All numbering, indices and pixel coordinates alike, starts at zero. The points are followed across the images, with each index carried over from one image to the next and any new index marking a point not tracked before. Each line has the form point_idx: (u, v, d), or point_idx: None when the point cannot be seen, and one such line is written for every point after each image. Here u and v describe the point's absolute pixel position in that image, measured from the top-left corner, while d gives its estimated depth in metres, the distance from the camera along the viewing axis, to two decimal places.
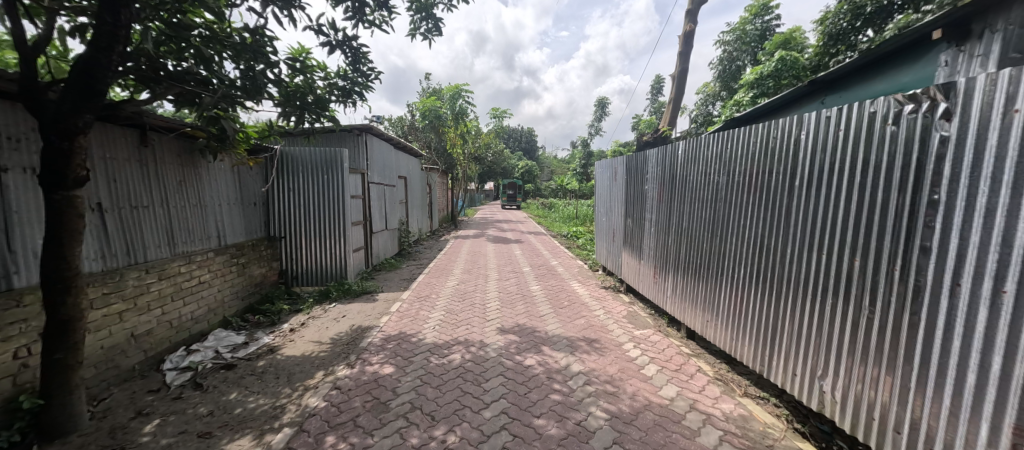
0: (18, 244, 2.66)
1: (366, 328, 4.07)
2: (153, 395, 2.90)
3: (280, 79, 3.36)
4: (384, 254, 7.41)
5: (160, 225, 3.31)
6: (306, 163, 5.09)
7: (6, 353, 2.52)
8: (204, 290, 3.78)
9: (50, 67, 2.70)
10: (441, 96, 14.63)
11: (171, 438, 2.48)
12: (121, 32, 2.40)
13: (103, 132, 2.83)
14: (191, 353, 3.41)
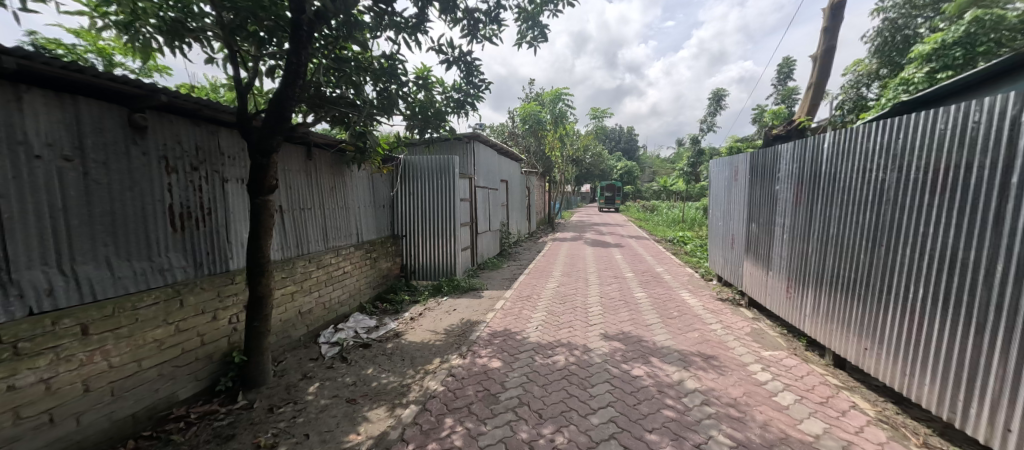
0: (234, 237, 3.53)
1: (474, 323, 4.36)
2: (313, 362, 3.55)
3: (408, 97, 3.79)
4: (487, 255, 7.85)
5: (319, 224, 4.05)
6: (425, 170, 5.69)
7: (225, 318, 3.37)
8: (348, 278, 4.49)
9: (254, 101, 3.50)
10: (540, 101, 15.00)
11: (327, 400, 3.01)
12: (300, 69, 2.98)
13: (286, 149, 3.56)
14: (338, 331, 4.09)
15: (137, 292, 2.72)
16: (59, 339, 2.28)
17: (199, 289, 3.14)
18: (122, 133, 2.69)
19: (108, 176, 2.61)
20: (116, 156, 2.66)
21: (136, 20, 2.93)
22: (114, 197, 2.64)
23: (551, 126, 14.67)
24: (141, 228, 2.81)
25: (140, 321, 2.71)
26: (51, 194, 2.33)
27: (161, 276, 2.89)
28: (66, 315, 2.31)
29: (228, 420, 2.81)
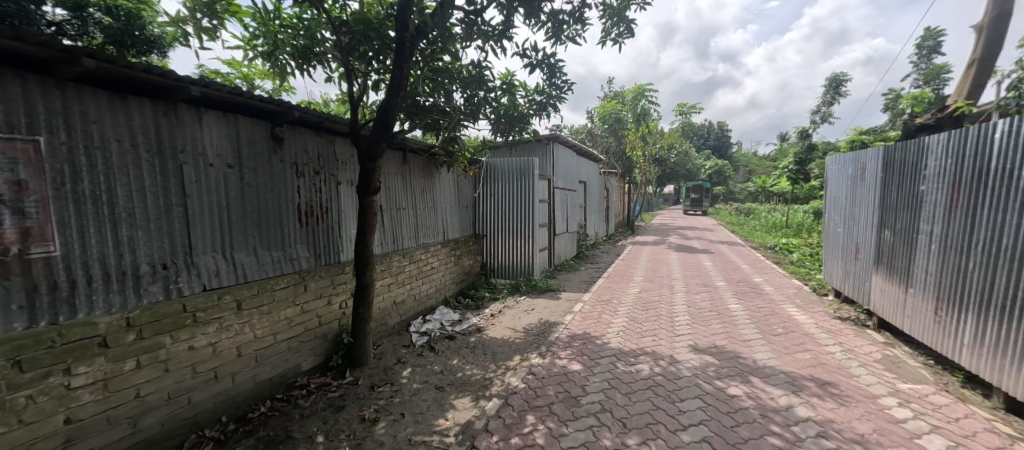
0: (345, 232, 4.03)
1: (553, 323, 4.38)
2: (406, 349, 3.88)
3: (494, 101, 3.95)
4: (564, 256, 7.82)
5: (412, 222, 4.43)
6: (505, 171, 5.88)
7: (337, 303, 3.86)
8: (435, 273, 4.83)
9: (363, 113, 3.93)
10: (622, 98, 14.49)
11: (419, 385, 3.28)
12: (402, 81, 3.27)
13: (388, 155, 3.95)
14: (427, 322, 4.42)
15: (275, 277, 3.27)
16: (221, 312, 2.86)
17: (318, 277, 3.65)
18: (267, 144, 3.25)
19: (257, 180, 3.17)
20: (263, 163, 3.21)
21: (276, 50, 3.50)
22: (261, 198, 3.20)
23: (632, 125, 14.09)
24: (279, 223, 3.35)
25: (276, 301, 3.25)
26: (219, 195, 2.92)
27: (292, 264, 3.42)
28: (226, 293, 2.89)
29: (338, 392, 3.22)
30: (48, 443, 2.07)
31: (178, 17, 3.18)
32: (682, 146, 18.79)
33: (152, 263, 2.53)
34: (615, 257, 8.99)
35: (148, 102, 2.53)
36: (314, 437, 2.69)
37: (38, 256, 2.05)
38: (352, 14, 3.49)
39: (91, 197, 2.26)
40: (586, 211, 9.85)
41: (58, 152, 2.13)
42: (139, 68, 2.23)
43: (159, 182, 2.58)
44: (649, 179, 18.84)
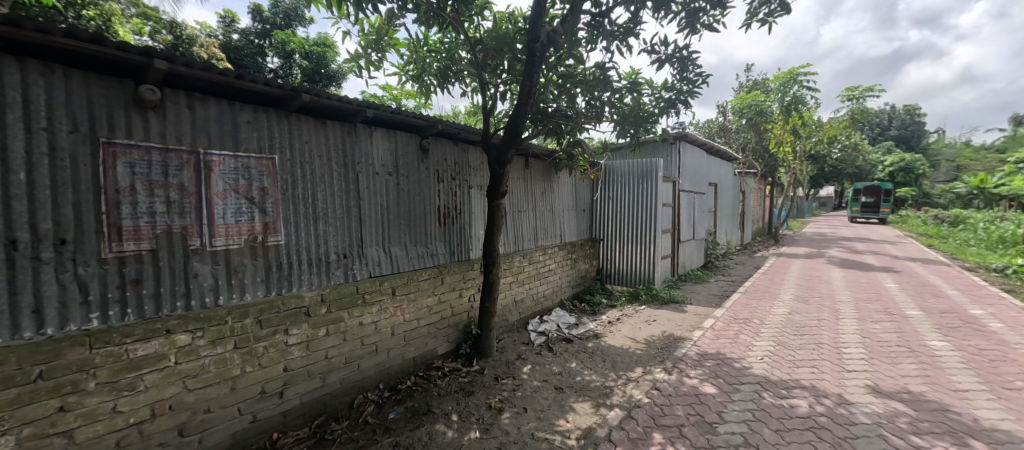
0: (475, 231, 4.41)
1: (679, 338, 4.07)
2: (525, 346, 4.05)
3: (618, 102, 3.89)
4: (688, 266, 7.18)
5: (532, 225, 4.61)
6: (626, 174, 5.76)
7: (467, 296, 4.25)
8: (552, 275, 4.94)
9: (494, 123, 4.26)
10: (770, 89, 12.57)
11: (538, 383, 3.39)
12: (530, 90, 3.43)
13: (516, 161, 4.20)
14: (544, 322, 4.55)
15: (420, 269, 3.77)
16: (381, 296, 3.42)
17: (452, 271, 4.08)
18: (417, 154, 3.77)
19: (408, 185, 3.70)
20: (413, 171, 3.74)
21: (424, 73, 4.08)
22: (411, 200, 3.72)
23: (779, 117, 11.97)
24: (423, 223, 3.84)
25: (420, 290, 3.74)
26: (382, 199, 3.50)
27: (432, 258, 3.90)
28: (385, 280, 3.45)
29: (467, 378, 3.54)
30: (275, 383, 2.80)
31: (356, 54, 3.95)
32: (846, 138, 15.25)
33: (337, 253, 3.18)
34: (752, 271, 7.82)
35: (338, 124, 3.20)
36: (449, 414, 3.01)
37: (272, 243, 2.83)
38: (486, 32, 3.81)
39: (302, 200, 2.99)
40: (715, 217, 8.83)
41: (284, 166, 2.89)
42: (333, 97, 2.85)
43: (344, 188, 3.23)
44: (798, 179, 15.90)
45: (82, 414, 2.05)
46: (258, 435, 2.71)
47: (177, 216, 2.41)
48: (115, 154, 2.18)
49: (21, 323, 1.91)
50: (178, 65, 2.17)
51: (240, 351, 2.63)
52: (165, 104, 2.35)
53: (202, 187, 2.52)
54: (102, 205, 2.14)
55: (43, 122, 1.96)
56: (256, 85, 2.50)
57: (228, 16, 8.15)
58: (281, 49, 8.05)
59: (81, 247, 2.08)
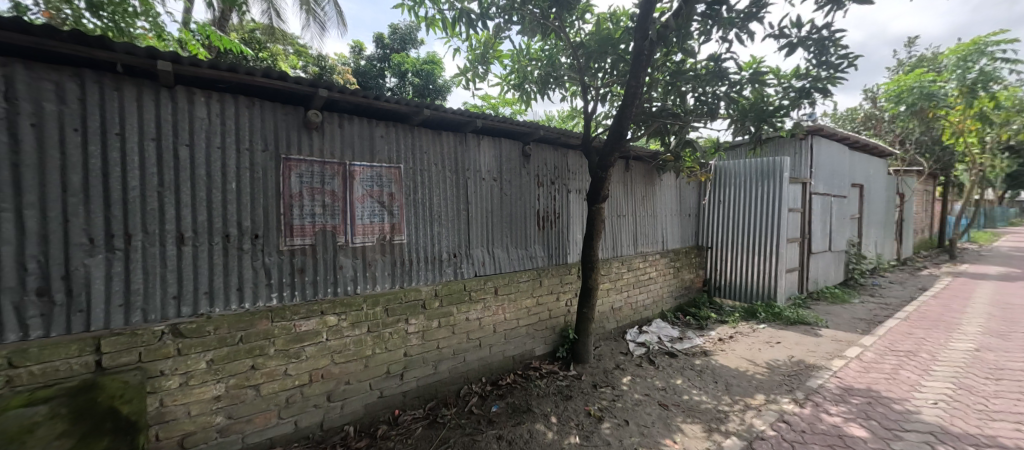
0: (572, 236, 4.41)
1: (812, 367, 3.54)
2: (623, 356, 3.91)
3: (735, 96, 3.65)
4: (822, 282, 6.35)
5: (632, 230, 4.44)
6: (741, 175, 5.63)
7: (564, 300, 4.27)
8: (653, 284, 4.70)
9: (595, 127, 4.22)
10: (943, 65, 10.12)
11: (640, 397, 3.23)
12: (638, 90, 3.33)
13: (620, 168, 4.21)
14: (643, 332, 4.35)
15: (519, 271, 3.90)
16: (485, 294, 3.63)
17: (551, 274, 4.13)
18: (519, 160, 3.93)
19: (511, 190, 3.87)
20: (516, 176, 3.90)
21: (525, 81, 4.24)
22: (512, 204, 3.88)
23: (956, 100, 9.49)
24: (523, 225, 3.96)
25: (520, 291, 3.87)
26: (488, 202, 3.72)
27: (531, 261, 4.01)
28: (489, 279, 3.66)
29: (565, 382, 3.54)
30: (397, 366, 3.16)
31: (464, 69, 4.26)
32: None
33: (448, 252, 3.47)
34: (914, 293, 6.30)
35: (451, 136, 3.51)
36: (548, 416, 3.05)
37: (397, 242, 3.21)
38: (587, 35, 3.79)
39: (421, 204, 3.33)
40: (856, 224, 7.37)
41: (408, 173, 3.27)
42: (450, 111, 3.14)
43: (456, 193, 3.52)
44: (985, 178, 12.35)
45: (265, 373, 2.61)
46: (384, 410, 3.10)
47: (330, 217, 2.91)
48: (290, 166, 2.75)
49: (230, 297, 2.54)
50: (334, 91, 2.62)
51: (372, 335, 3.04)
52: (324, 125, 2.87)
53: (347, 192, 2.99)
54: (281, 208, 2.71)
55: (246, 145, 2.59)
56: (390, 103, 2.88)
57: (357, 46, 9.59)
58: (396, 70, 9.15)
59: (267, 240, 2.67)
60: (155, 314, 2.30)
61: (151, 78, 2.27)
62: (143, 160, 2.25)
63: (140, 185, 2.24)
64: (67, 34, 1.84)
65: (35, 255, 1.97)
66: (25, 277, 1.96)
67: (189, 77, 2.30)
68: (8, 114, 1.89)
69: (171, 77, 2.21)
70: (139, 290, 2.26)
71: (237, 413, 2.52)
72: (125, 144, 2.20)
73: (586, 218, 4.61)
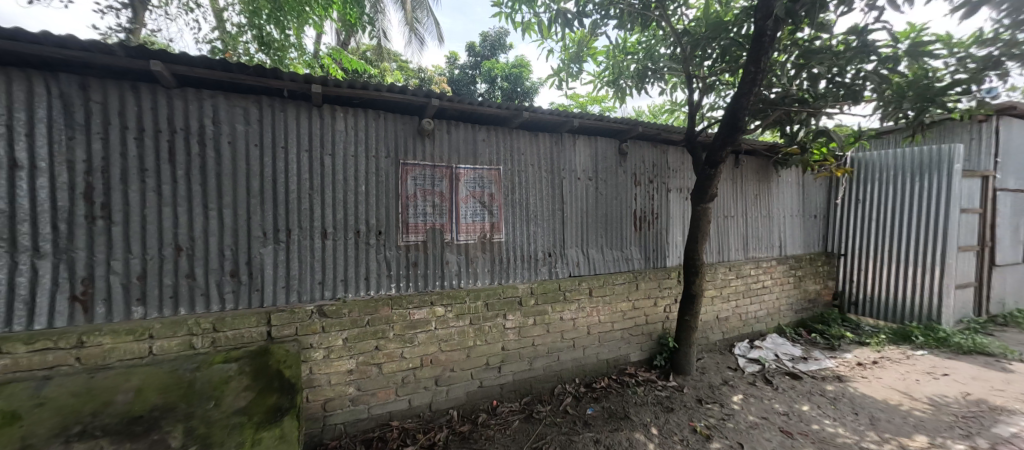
0: (672, 238, 4.16)
1: (999, 410, 2.82)
2: (732, 372, 3.64)
3: (887, 74, 3.07)
4: (1011, 303, 5.21)
5: (740, 233, 4.19)
6: (893, 168, 5.22)
7: (662, 306, 4.04)
8: (766, 293, 4.44)
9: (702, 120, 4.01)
10: None
11: (757, 419, 2.91)
12: (759, 75, 2.99)
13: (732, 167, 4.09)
14: (755, 348, 4.05)
15: (614, 273, 3.79)
16: (579, 295, 3.60)
17: (648, 278, 3.94)
18: (615, 159, 3.84)
19: (606, 189, 3.79)
20: (612, 175, 3.81)
21: (620, 77, 4.08)
22: (608, 204, 3.79)
23: None
24: (618, 225, 3.85)
25: (615, 293, 3.76)
26: (583, 202, 3.69)
27: (627, 263, 3.88)
28: (584, 280, 3.62)
29: (665, 393, 3.34)
30: (495, 359, 3.31)
31: (558, 69, 4.26)
32: None
33: (543, 251, 3.52)
34: None
35: (547, 137, 3.56)
36: (649, 426, 2.91)
37: (495, 240, 3.35)
38: (692, 22, 3.56)
39: (518, 204, 3.43)
40: None
41: (508, 175, 3.40)
42: (547, 112, 3.18)
43: (552, 192, 3.57)
44: None
45: (385, 354, 2.95)
46: (484, 399, 3.27)
47: (439, 216, 3.17)
48: (407, 170, 3.06)
49: (360, 285, 2.91)
50: (444, 100, 2.86)
51: (474, 327, 3.23)
52: (435, 131, 3.14)
53: (453, 192, 3.21)
54: (399, 207, 3.03)
55: (373, 153, 2.96)
56: (495, 108, 3.04)
57: (451, 57, 10.32)
58: (487, 75, 9.64)
59: (388, 237, 3.00)
60: (305, 295, 2.76)
61: (306, 99, 2.74)
62: (299, 168, 2.73)
63: (297, 190, 2.73)
64: (249, 69, 2.33)
65: (230, 245, 2.56)
66: (224, 262, 2.54)
67: (332, 96, 2.72)
68: (216, 138, 2.50)
69: (320, 97, 2.63)
70: (295, 275, 2.73)
71: (365, 386, 2.88)
72: (288, 155, 2.70)
73: (688, 218, 4.30)
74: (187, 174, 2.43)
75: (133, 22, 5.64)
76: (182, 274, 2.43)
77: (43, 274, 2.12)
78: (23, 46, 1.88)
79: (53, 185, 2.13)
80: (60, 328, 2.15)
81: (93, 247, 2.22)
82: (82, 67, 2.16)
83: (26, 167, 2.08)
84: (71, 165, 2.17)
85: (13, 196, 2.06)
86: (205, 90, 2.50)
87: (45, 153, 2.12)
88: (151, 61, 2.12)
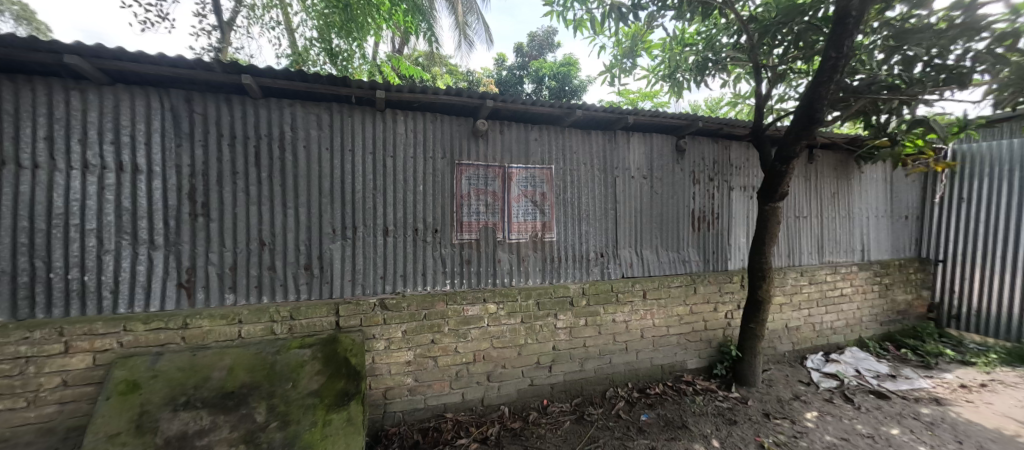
0: (734, 240, 3.91)
1: None
2: (805, 386, 3.36)
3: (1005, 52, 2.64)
4: None
5: (814, 234, 3.94)
6: (1007, 161, 4.69)
7: (723, 311, 3.81)
8: (845, 303, 4.08)
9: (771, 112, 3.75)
10: None
11: (835, 439, 2.64)
12: (841, 62, 2.70)
13: (805, 165, 3.89)
14: (831, 362, 3.71)
15: (670, 275, 3.64)
16: (633, 297, 3.50)
17: (708, 281, 3.74)
18: (672, 156, 3.69)
19: (662, 188, 3.65)
20: (668, 173, 3.67)
21: (676, 71, 3.89)
22: (664, 204, 3.65)
23: None
24: (674, 226, 3.69)
25: (671, 296, 3.61)
26: (637, 201, 3.58)
27: (684, 265, 3.71)
28: (637, 282, 3.51)
29: (727, 404, 3.15)
30: (546, 358, 3.31)
31: (610, 65, 4.17)
32: None
33: (596, 252, 3.47)
34: None
35: (602, 135, 3.50)
36: (709, 437, 2.75)
37: (547, 239, 3.35)
38: (760, 8, 3.30)
39: (570, 203, 3.41)
40: None
41: (560, 174, 3.38)
42: (601, 109, 3.12)
43: (605, 192, 3.50)
44: None
45: (440, 347, 3.05)
46: (534, 398, 3.28)
47: (492, 215, 3.22)
48: (462, 170, 3.15)
49: (417, 280, 3.04)
50: (499, 101, 2.90)
51: (525, 325, 3.25)
52: (489, 132, 3.21)
53: (506, 191, 3.25)
54: (454, 206, 3.13)
55: (430, 154, 3.08)
56: (551, 108, 3.04)
57: (499, 58, 10.48)
58: (535, 76, 9.67)
59: (444, 235, 3.11)
60: (369, 289, 2.93)
61: (371, 104, 2.91)
62: (364, 169, 2.91)
63: (363, 189, 2.91)
64: (323, 78, 2.52)
65: (305, 240, 2.78)
66: (299, 256, 2.77)
67: (393, 101, 2.86)
68: (293, 142, 2.74)
69: (383, 102, 2.78)
70: (360, 270, 2.91)
71: (422, 378, 3.01)
72: (355, 157, 2.89)
73: (752, 218, 4.02)
74: (269, 176, 2.69)
75: (222, 42, 6.34)
76: (265, 266, 2.69)
77: (156, 263, 2.46)
78: (144, 67, 2.20)
79: (165, 186, 2.47)
80: (169, 311, 2.47)
81: (195, 240, 2.53)
82: (187, 83, 2.47)
83: (145, 171, 2.42)
84: (178, 169, 2.49)
85: (135, 196, 2.41)
86: (285, 100, 2.74)
87: (158, 159, 2.45)
88: (242, 75, 2.37)
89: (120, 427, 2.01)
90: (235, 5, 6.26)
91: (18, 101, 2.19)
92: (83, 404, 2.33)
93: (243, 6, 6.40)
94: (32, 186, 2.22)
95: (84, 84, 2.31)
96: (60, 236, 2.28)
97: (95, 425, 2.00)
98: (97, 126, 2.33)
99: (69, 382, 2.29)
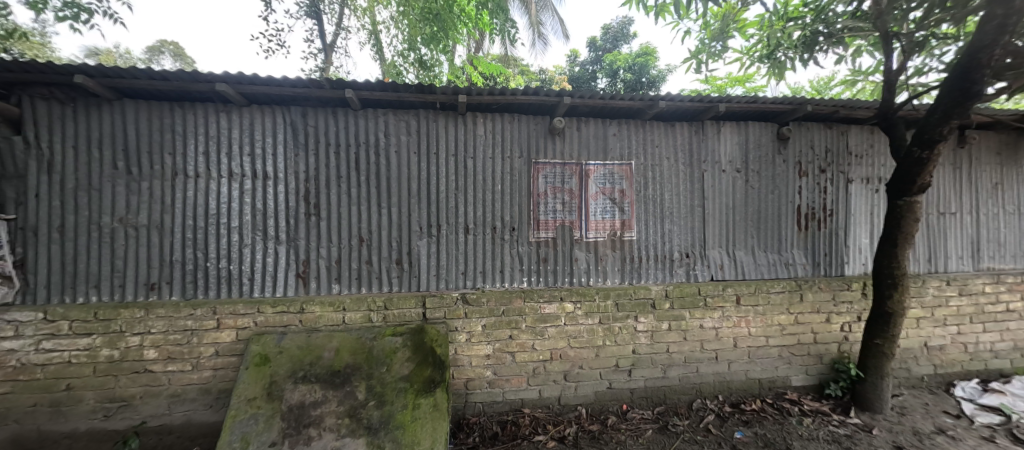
0: (851, 240, 3.38)
1: None
2: (951, 419, 2.79)
3: None
4: None
5: (965, 235, 3.28)
6: None
7: (839, 323, 3.31)
8: (1012, 320, 3.30)
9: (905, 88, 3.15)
10: None
11: None
12: (1013, 19, 2.13)
13: (954, 152, 3.25)
14: (992, 392, 3.00)
15: (769, 280, 3.26)
16: (724, 302, 3.21)
17: (818, 288, 3.27)
18: (771, 146, 3.30)
19: (759, 182, 3.29)
20: (767, 165, 3.29)
21: (777, 49, 3.46)
22: (762, 199, 3.28)
23: None
24: (774, 224, 3.31)
25: (771, 304, 3.23)
26: (729, 197, 3.27)
27: (786, 268, 3.30)
28: (729, 286, 3.21)
29: (844, 431, 2.73)
30: (626, 361, 3.19)
31: (696, 51, 3.86)
32: None
33: (681, 252, 3.25)
34: None
35: (688, 126, 3.26)
36: None
37: (627, 238, 3.22)
38: None
39: (653, 200, 3.23)
40: None
41: (641, 169, 3.23)
42: (687, 99, 2.90)
43: (691, 187, 3.25)
44: None
45: (518, 343, 3.11)
46: (613, 401, 3.17)
47: (569, 213, 3.19)
48: (539, 169, 3.17)
49: (496, 277, 3.14)
50: (576, 97, 2.86)
51: (604, 326, 3.16)
52: (566, 130, 3.18)
53: (583, 189, 3.20)
54: (531, 205, 3.16)
55: (508, 154, 3.14)
56: (632, 101, 2.92)
57: (572, 54, 10.33)
58: (609, 70, 9.38)
59: (521, 233, 3.16)
60: (452, 284, 3.09)
61: (453, 109, 3.06)
62: (447, 170, 3.08)
63: (446, 189, 3.08)
64: (412, 87, 2.70)
65: (396, 237, 3.02)
66: (391, 251, 3.02)
67: (473, 104, 2.98)
68: (387, 148, 3.00)
69: (464, 106, 2.90)
70: (444, 265, 3.09)
71: (501, 372, 3.09)
72: (439, 159, 3.07)
73: (877, 215, 3.42)
74: (368, 179, 2.97)
75: (325, 63, 7.20)
76: (364, 260, 2.98)
77: (281, 256, 2.87)
78: (271, 89, 2.57)
79: (286, 190, 2.87)
80: (290, 297, 2.87)
81: (309, 237, 2.91)
82: (303, 100, 2.84)
83: (272, 177, 2.85)
84: (297, 174, 2.88)
85: (265, 198, 2.84)
86: (379, 109, 2.99)
87: (282, 167, 2.86)
88: (345, 90, 2.65)
89: (255, 393, 2.42)
90: (336, 30, 7.08)
91: (185, 123, 2.72)
92: (229, 371, 2.80)
93: (343, 29, 7.20)
94: (195, 192, 2.74)
95: (229, 107, 2.78)
96: (213, 233, 2.78)
97: (239, 389, 2.43)
98: (238, 141, 2.80)
99: (220, 352, 2.78)
